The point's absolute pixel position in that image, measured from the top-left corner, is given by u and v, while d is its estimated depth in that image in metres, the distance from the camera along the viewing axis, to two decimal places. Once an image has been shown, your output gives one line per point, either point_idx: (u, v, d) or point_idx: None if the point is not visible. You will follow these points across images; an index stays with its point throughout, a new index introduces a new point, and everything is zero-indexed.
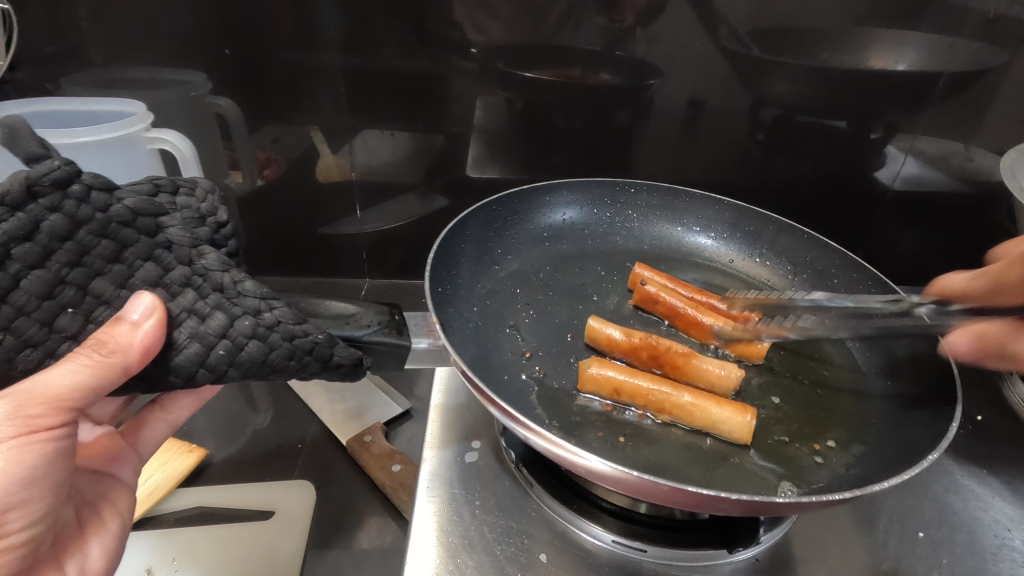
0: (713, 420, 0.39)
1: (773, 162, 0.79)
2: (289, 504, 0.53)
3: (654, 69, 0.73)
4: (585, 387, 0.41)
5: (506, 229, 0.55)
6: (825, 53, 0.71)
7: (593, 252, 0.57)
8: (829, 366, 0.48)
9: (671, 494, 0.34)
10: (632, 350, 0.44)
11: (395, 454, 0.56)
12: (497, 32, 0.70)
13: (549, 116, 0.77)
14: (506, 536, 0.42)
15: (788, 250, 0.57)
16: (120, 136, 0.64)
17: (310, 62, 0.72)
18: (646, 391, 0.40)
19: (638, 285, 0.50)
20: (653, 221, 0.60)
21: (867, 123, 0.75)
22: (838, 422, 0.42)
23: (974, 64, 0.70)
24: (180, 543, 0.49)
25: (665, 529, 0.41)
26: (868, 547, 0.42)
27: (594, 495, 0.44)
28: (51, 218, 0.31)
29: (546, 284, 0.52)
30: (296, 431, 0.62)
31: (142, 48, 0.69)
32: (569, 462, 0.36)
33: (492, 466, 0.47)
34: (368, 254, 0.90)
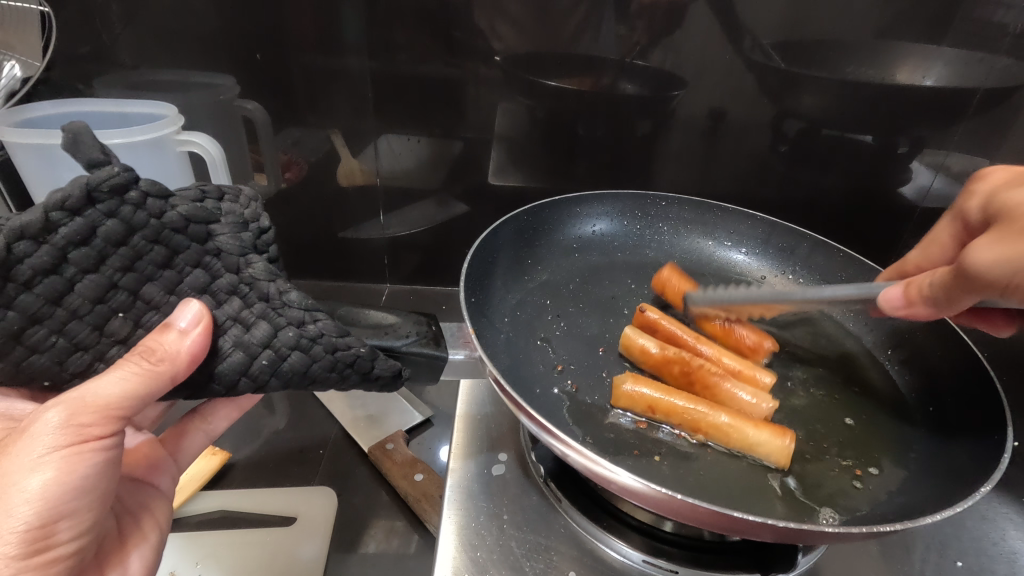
0: (750, 443, 0.38)
1: (798, 175, 0.78)
2: (311, 510, 0.53)
3: (679, 80, 0.72)
4: (619, 403, 0.41)
5: (538, 240, 0.54)
6: (853, 67, 0.70)
7: (624, 264, 0.56)
8: (863, 387, 0.47)
9: (712, 518, 0.33)
10: (662, 365, 0.43)
11: (416, 463, 0.56)
12: (523, 40, 0.70)
13: (573, 125, 0.76)
14: (537, 554, 0.41)
15: (824, 267, 0.55)
16: (152, 139, 0.65)
17: (336, 67, 0.73)
18: (681, 409, 0.39)
19: (639, 314, 0.46)
20: (684, 235, 0.59)
21: (895, 138, 0.74)
22: (876, 446, 0.41)
23: (1006, 80, 0.69)
24: (204, 547, 0.49)
25: (696, 550, 0.41)
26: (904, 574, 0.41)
27: (619, 511, 0.43)
28: (107, 224, 0.31)
29: (577, 296, 0.51)
30: (316, 435, 0.62)
31: (171, 52, 0.70)
32: (603, 479, 0.35)
33: (519, 479, 0.46)
34: (388, 258, 0.90)
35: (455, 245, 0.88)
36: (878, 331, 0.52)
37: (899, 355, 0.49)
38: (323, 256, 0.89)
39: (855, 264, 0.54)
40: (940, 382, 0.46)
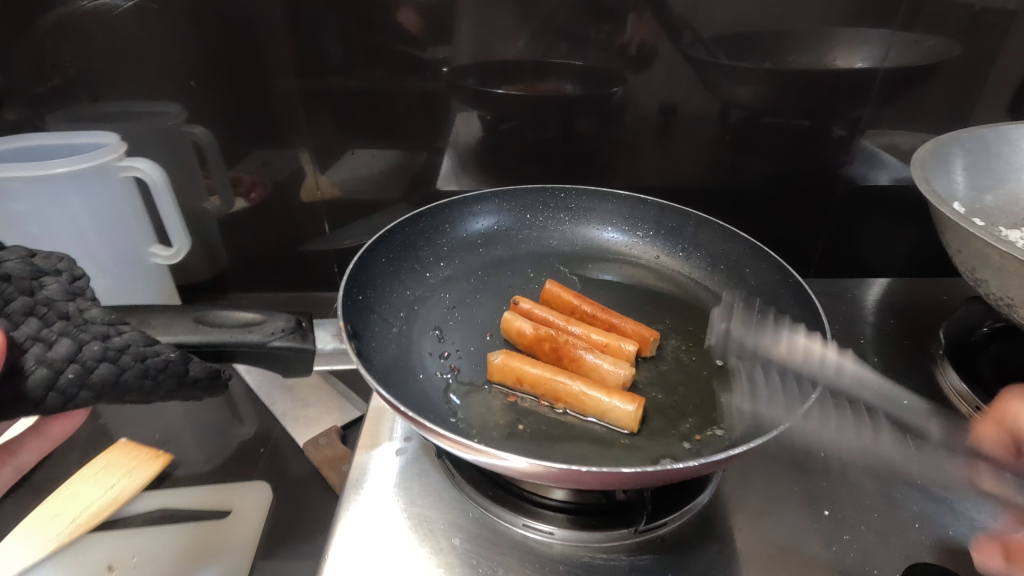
0: (602, 408, 0.43)
1: (725, 162, 0.81)
2: (245, 504, 0.56)
3: (615, 77, 0.76)
4: (494, 377, 0.47)
5: (438, 239, 0.59)
6: (794, 55, 0.73)
7: (526, 256, 0.61)
8: (734, 360, 0.51)
9: (586, 478, 0.37)
10: (535, 343, 0.48)
11: (347, 455, 0.59)
12: (470, 51, 0.74)
13: (514, 129, 0.80)
14: (431, 523, 0.46)
15: (709, 243, 0.60)
16: (95, 168, 0.69)
17: (288, 89, 0.76)
18: (544, 381, 0.45)
19: (515, 305, 0.52)
20: (584, 223, 0.63)
21: (830, 120, 0.78)
22: (726, 402, 0.47)
23: (930, 57, 0.73)
24: (140, 542, 0.53)
25: (573, 513, 0.45)
26: (774, 530, 0.46)
27: (509, 484, 0.48)
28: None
29: (476, 288, 0.57)
30: (261, 435, 0.65)
31: (123, 82, 0.74)
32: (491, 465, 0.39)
33: (421, 461, 0.51)
34: (338, 269, 0.93)
35: None
36: (752, 296, 0.57)
37: (766, 318, 0.54)
38: (278, 270, 0.92)
39: (732, 237, 0.59)
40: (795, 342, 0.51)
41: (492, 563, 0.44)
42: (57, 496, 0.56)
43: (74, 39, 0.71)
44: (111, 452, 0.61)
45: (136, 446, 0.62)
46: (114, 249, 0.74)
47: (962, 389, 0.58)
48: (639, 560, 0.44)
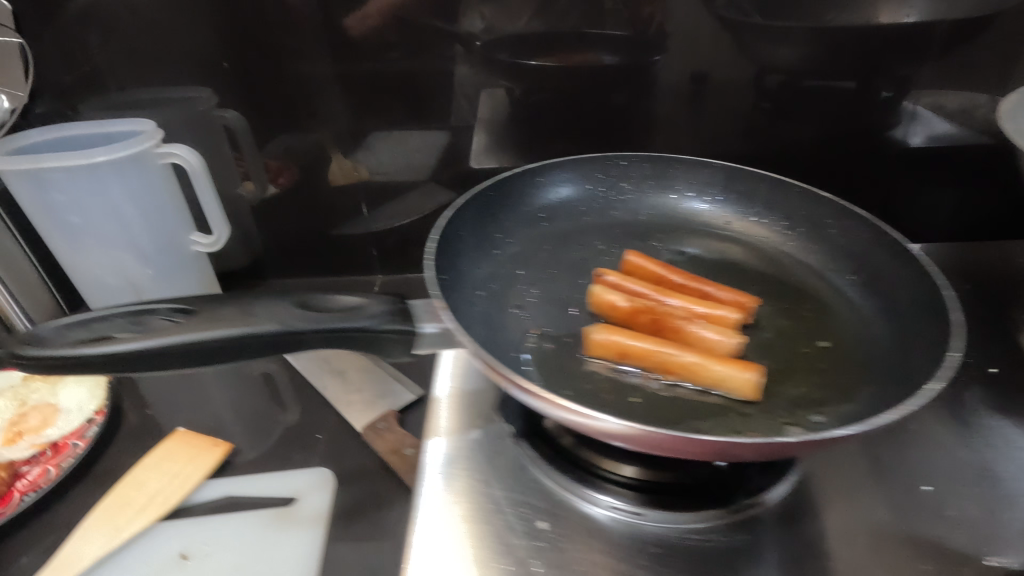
0: (717, 377, 0.40)
1: (771, 128, 0.77)
2: (308, 490, 0.56)
3: (655, 45, 0.72)
4: (592, 353, 0.43)
5: (504, 215, 0.57)
6: (832, 13, 0.69)
7: (593, 229, 0.60)
8: (836, 326, 0.50)
9: (686, 445, 0.36)
10: (630, 317, 0.44)
11: (407, 439, 0.58)
12: (500, 23, 0.71)
13: (549, 102, 0.77)
14: (484, 489, 0.47)
15: (784, 205, 0.60)
16: (133, 155, 0.68)
17: (315, 70, 0.74)
18: (651, 352, 0.41)
19: (599, 277, 0.48)
20: (651, 192, 0.62)
21: (877, 80, 0.74)
22: (842, 370, 0.46)
23: (982, 10, 0.69)
24: (211, 531, 0.53)
25: (631, 490, 0.46)
26: (844, 512, 0.46)
27: (592, 465, 0.48)
28: (35, 348, 0.45)
29: (548, 263, 0.54)
30: (316, 420, 0.65)
31: (149, 69, 0.73)
32: (582, 425, 0.38)
33: (498, 444, 0.50)
34: (377, 253, 0.90)
35: None
36: (838, 259, 0.56)
37: (860, 280, 0.53)
38: (313, 256, 0.90)
39: (810, 198, 0.58)
40: (902, 306, 0.49)
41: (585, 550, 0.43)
42: (121, 486, 0.56)
43: (98, 25, 0.69)
44: (170, 442, 0.61)
45: (195, 435, 0.62)
46: (156, 239, 0.73)
47: None
48: (735, 541, 0.43)
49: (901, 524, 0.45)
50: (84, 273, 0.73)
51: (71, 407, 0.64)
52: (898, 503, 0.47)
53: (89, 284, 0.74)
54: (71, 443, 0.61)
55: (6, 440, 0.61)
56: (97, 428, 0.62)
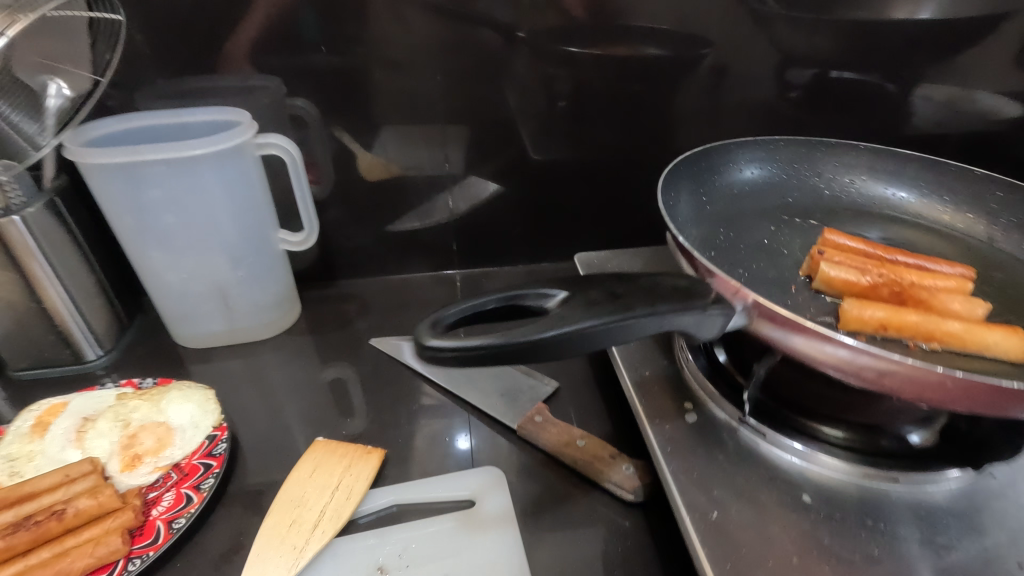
0: (986, 344, 0.38)
1: (821, 118, 0.82)
2: (483, 490, 0.54)
3: (704, 40, 0.73)
4: (846, 328, 0.41)
5: (694, 189, 0.53)
6: (857, 11, 0.73)
7: (772, 212, 0.55)
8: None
9: (973, 393, 0.32)
10: (869, 291, 0.42)
11: (573, 431, 0.57)
12: (551, 13, 0.70)
13: (611, 87, 0.76)
14: (711, 459, 0.44)
15: (978, 192, 0.54)
16: (232, 148, 0.62)
17: (377, 55, 0.70)
18: (914, 323, 0.39)
19: (814, 252, 0.46)
20: (832, 181, 0.58)
21: (897, 73, 0.78)
22: None
23: (992, 9, 0.74)
24: (399, 542, 0.50)
25: (853, 450, 0.44)
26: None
27: (818, 434, 0.45)
28: (437, 338, 0.35)
29: (735, 245, 0.51)
30: (453, 419, 0.62)
31: (213, 64, 0.68)
32: (838, 365, 0.35)
33: (712, 427, 0.47)
34: (457, 245, 0.87)
35: (530, 223, 0.86)
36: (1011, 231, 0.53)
37: None
38: (389, 252, 0.86)
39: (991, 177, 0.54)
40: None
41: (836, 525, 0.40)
42: (279, 502, 0.52)
43: (149, 16, 0.64)
44: (314, 454, 0.56)
45: (338, 444, 0.57)
46: (248, 237, 0.68)
47: None
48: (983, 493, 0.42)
49: None
50: (164, 281, 0.67)
51: (185, 424, 0.58)
52: None
53: (165, 292, 0.68)
54: (202, 463, 0.55)
55: (123, 465, 0.54)
56: (224, 445, 0.57)
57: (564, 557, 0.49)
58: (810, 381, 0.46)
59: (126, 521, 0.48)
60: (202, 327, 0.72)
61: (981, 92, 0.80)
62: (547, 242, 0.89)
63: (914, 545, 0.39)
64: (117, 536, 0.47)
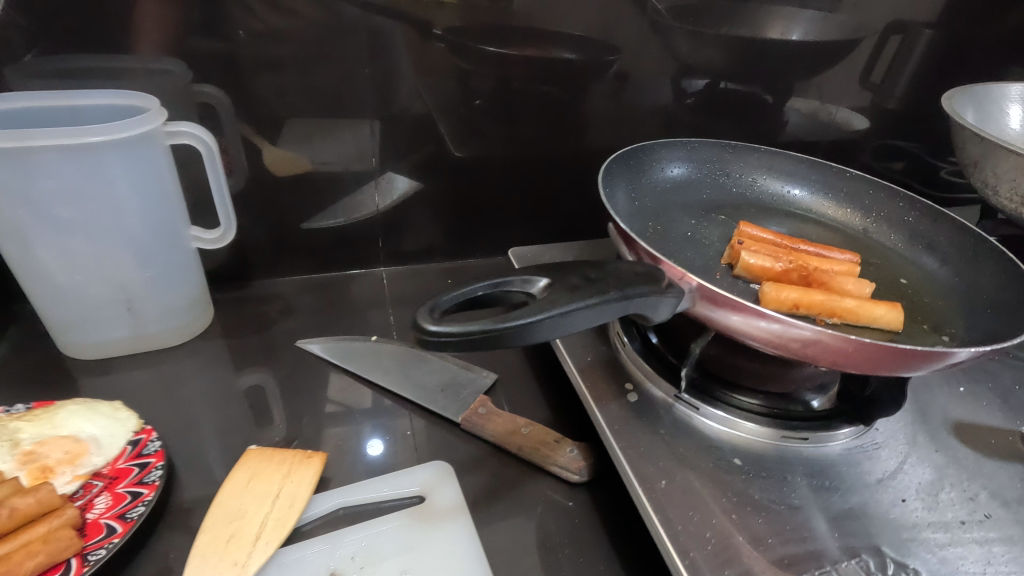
0: (875, 317, 0.45)
1: (714, 124, 0.90)
2: (433, 484, 0.54)
3: (612, 47, 0.78)
4: (765, 308, 0.46)
5: (622, 190, 0.57)
6: (738, 29, 0.82)
7: (689, 206, 0.61)
8: (900, 267, 0.57)
9: (873, 356, 0.39)
10: (782, 275, 0.48)
11: (517, 419, 0.58)
12: (469, 10, 0.71)
13: (530, 87, 0.78)
14: (653, 435, 0.48)
15: (850, 188, 0.63)
16: (138, 137, 0.57)
17: (290, 44, 0.67)
18: (820, 301, 0.45)
19: (734, 242, 0.51)
20: (733, 176, 0.65)
21: (773, 85, 0.88)
22: (932, 306, 0.52)
23: (843, 33, 0.85)
24: (350, 544, 0.48)
25: (771, 415, 0.49)
26: (915, 417, 0.52)
27: (741, 402, 0.50)
28: (436, 323, 0.36)
29: (663, 236, 0.56)
30: (392, 417, 0.62)
31: (104, 45, 0.61)
32: (769, 337, 0.40)
33: (651, 403, 0.51)
34: (383, 242, 0.85)
35: (456, 218, 0.87)
36: (877, 222, 0.62)
37: (902, 238, 0.60)
38: (310, 250, 0.82)
39: (858, 176, 0.63)
40: (950, 253, 0.57)
41: (768, 478, 0.45)
42: (214, 517, 0.48)
43: None
44: (249, 462, 0.53)
45: (274, 451, 0.54)
46: (156, 234, 0.62)
47: None
48: (873, 442, 0.49)
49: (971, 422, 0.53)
50: (57, 284, 0.60)
51: (97, 435, 0.52)
52: (957, 403, 0.55)
53: (57, 295, 0.61)
54: (134, 465, 0.50)
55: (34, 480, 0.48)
56: (154, 444, 0.53)
57: (518, 539, 0.51)
58: (734, 357, 0.52)
59: (69, 519, 0.44)
60: (101, 334, 0.64)
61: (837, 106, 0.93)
62: (473, 238, 0.90)
63: (824, 491, 0.45)
64: (66, 533, 0.43)
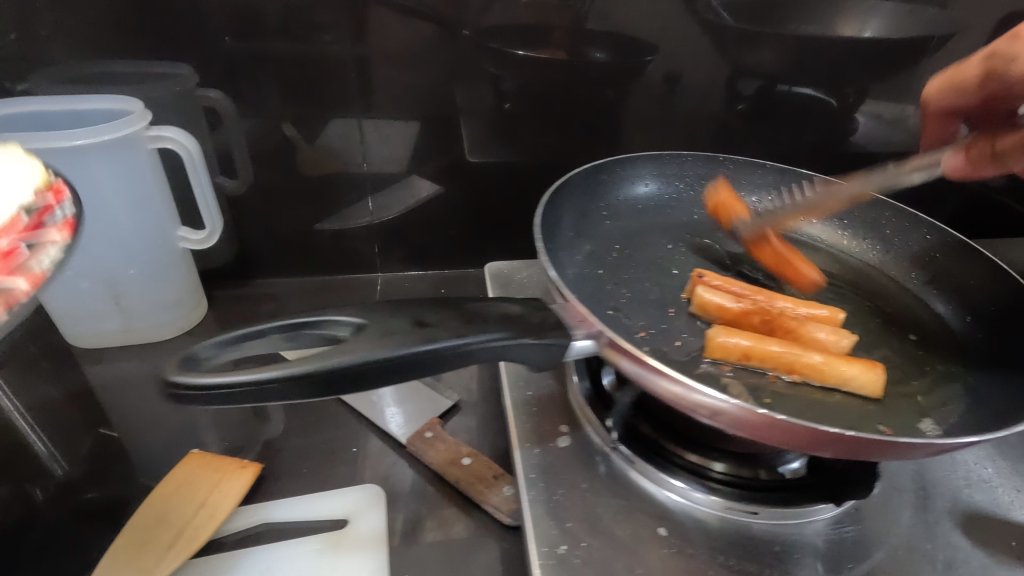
0: (844, 377, 0.37)
1: (756, 133, 0.78)
2: (360, 509, 0.51)
3: (649, 45, 0.69)
4: (711, 355, 0.40)
5: (577, 213, 0.52)
6: (798, 24, 0.70)
7: (659, 229, 0.55)
8: (919, 316, 0.46)
9: (811, 435, 0.32)
10: (740, 319, 0.41)
11: (460, 448, 0.55)
12: (485, 9, 0.65)
13: (549, 91, 0.71)
14: (577, 490, 0.42)
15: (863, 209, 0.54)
16: (119, 139, 0.59)
17: (292, 48, 0.65)
18: (776, 353, 0.38)
19: (694, 277, 0.44)
20: None
21: (835, 90, 0.75)
22: (949, 356, 0.43)
23: (931, 28, 0.71)
24: (259, 563, 0.47)
25: (717, 481, 0.42)
26: (915, 502, 0.43)
27: (688, 462, 0.44)
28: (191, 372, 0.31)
29: (626, 262, 0.50)
30: (346, 431, 0.60)
31: (113, 50, 0.62)
32: (690, 404, 0.35)
33: (586, 449, 0.45)
34: (379, 247, 0.82)
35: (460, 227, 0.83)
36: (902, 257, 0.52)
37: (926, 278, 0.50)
38: (308, 254, 0.80)
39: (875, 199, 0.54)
40: (982, 301, 0.45)
41: (704, 556, 0.39)
42: (139, 520, 0.49)
43: None
44: (187, 467, 0.53)
45: (213, 457, 0.54)
46: (142, 234, 0.65)
47: None
48: (843, 533, 0.41)
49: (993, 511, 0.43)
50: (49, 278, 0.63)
51: None
52: (982, 488, 0.44)
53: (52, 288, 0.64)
54: None
55: None
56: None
57: None
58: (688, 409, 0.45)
59: None
60: (95, 327, 0.68)
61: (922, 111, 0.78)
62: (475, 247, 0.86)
63: None
64: None
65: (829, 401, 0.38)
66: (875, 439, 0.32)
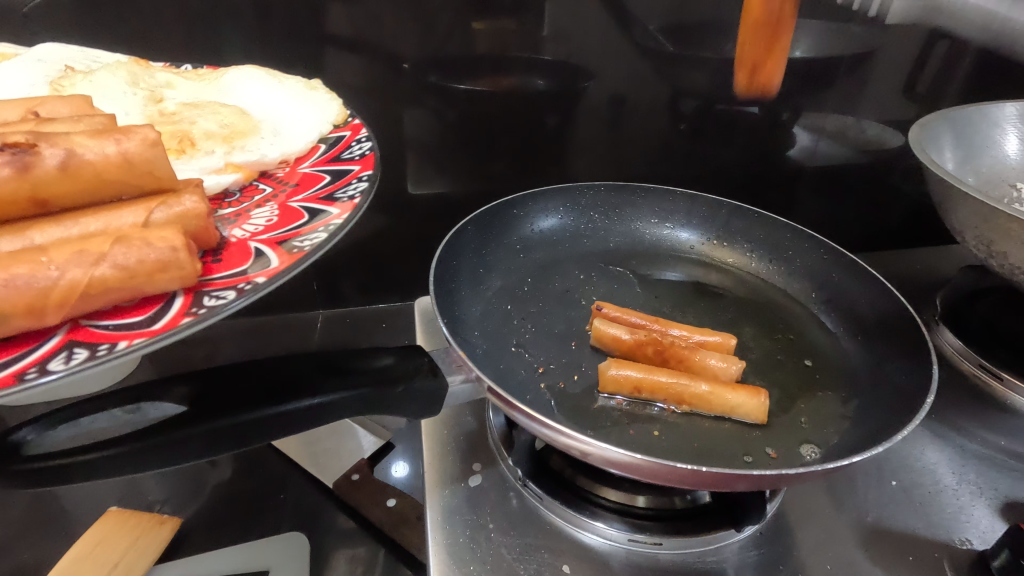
0: (730, 406, 0.39)
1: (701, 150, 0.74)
2: (281, 559, 0.50)
3: (585, 70, 0.67)
4: (606, 388, 0.41)
5: (486, 248, 0.53)
6: (730, 45, 0.68)
7: (570, 256, 0.56)
8: (810, 344, 0.48)
9: (694, 477, 0.33)
10: (636, 349, 0.43)
11: (387, 488, 0.55)
12: (412, 40, 0.61)
13: (487, 122, 0.68)
14: (485, 534, 0.42)
15: (758, 234, 0.58)
16: None
17: None
18: (666, 384, 0.40)
19: (596, 310, 0.46)
20: (631, 220, 0.60)
21: (777, 106, 0.72)
22: (833, 379, 0.45)
23: (863, 43, 0.70)
24: None
25: (622, 513, 0.42)
26: (825, 528, 0.43)
27: (595, 495, 0.44)
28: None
29: (535, 296, 0.51)
30: (271, 478, 0.58)
31: None
32: (583, 454, 0.35)
33: (498, 485, 0.46)
34: (319, 285, 0.76)
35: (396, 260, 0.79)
36: (800, 277, 0.55)
37: (823, 297, 0.53)
38: None
39: (771, 224, 0.57)
40: (869, 326, 0.49)
41: None
42: None
43: None
44: (101, 526, 0.51)
45: (131, 513, 0.53)
46: None
47: (957, 345, 0.59)
48: (748, 556, 0.41)
49: (886, 517, 0.44)
50: None
51: None
52: (882, 499, 0.46)
53: None
54: None
55: None
56: None
57: None
58: None
59: None
60: None
61: (866, 121, 0.76)
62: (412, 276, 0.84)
63: None
64: None
65: (717, 427, 0.39)
66: (753, 475, 0.33)
